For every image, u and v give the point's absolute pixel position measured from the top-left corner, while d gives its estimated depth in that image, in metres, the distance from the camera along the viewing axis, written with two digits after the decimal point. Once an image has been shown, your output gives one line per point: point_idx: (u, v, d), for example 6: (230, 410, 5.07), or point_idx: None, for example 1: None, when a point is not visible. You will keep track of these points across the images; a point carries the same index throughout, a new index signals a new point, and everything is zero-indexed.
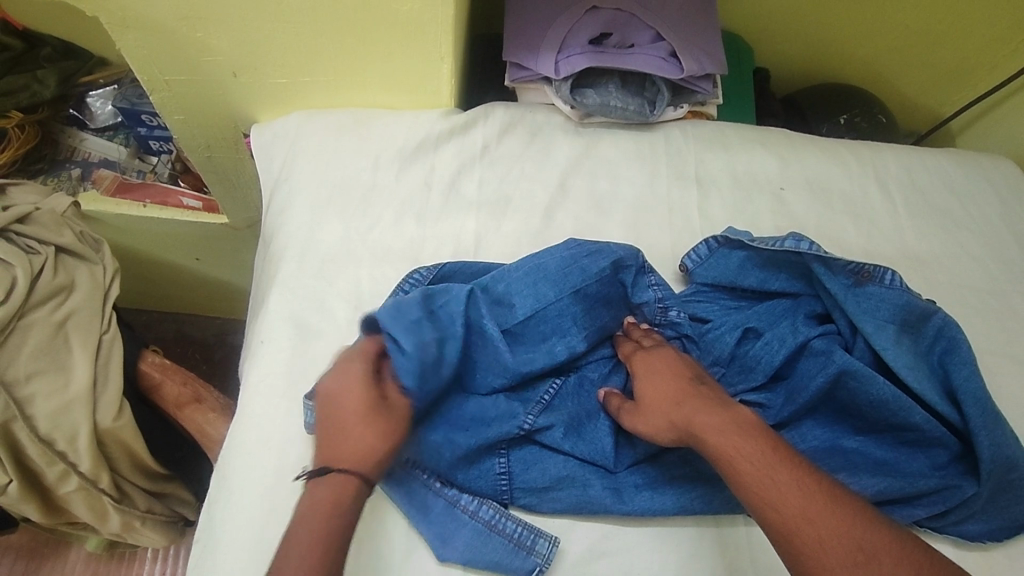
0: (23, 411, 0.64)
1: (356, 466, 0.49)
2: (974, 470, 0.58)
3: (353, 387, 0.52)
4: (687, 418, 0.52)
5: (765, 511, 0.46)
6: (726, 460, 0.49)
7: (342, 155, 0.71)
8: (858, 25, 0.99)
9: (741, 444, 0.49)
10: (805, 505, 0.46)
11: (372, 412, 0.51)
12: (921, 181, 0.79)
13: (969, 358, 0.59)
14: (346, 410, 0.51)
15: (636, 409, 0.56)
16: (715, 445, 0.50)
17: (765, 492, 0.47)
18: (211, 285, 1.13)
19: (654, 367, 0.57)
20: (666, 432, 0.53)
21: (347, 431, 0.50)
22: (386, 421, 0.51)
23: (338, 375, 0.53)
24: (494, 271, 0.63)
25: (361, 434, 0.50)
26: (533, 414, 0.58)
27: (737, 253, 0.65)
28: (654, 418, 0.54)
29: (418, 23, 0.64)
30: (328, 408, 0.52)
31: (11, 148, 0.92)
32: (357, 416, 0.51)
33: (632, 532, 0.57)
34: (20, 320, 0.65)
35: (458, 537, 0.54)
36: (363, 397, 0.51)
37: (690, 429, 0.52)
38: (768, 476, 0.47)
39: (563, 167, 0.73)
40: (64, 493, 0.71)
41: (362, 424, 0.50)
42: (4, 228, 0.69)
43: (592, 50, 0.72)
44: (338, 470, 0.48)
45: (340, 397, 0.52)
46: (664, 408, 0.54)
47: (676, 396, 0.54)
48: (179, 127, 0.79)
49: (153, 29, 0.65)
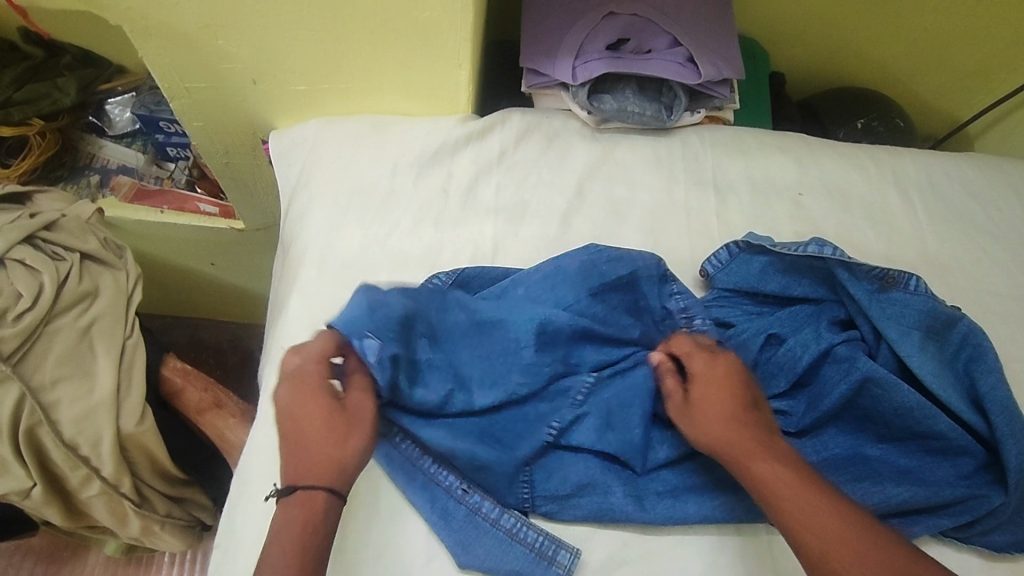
0: (50, 416, 0.65)
1: (323, 480, 0.49)
2: (1001, 479, 0.57)
3: (307, 392, 0.52)
4: (726, 439, 0.52)
5: (796, 538, 0.48)
6: (760, 485, 0.50)
7: (361, 161, 0.71)
8: (875, 29, 0.98)
9: (776, 474, 0.50)
10: (838, 536, 0.46)
11: (333, 415, 0.51)
12: (941, 185, 0.78)
13: (995, 366, 0.58)
14: (308, 419, 0.51)
15: (687, 416, 0.55)
16: (750, 470, 0.51)
17: (795, 522, 0.48)
18: (226, 291, 1.14)
19: (704, 371, 0.56)
20: (703, 445, 0.53)
21: (308, 439, 0.50)
22: (346, 421, 0.51)
23: (292, 379, 0.52)
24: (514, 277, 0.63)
25: (322, 447, 0.49)
26: (560, 417, 0.58)
27: (759, 259, 0.65)
28: (695, 428, 0.54)
29: (436, 30, 0.65)
30: (289, 418, 0.51)
31: (32, 156, 0.93)
32: (321, 424, 0.50)
33: (653, 540, 0.56)
34: (47, 325, 0.66)
35: (479, 544, 0.54)
36: (319, 406, 0.51)
37: (726, 450, 0.52)
38: (801, 508, 0.48)
39: (580, 172, 0.73)
40: (86, 498, 0.71)
41: (320, 430, 0.50)
42: (32, 235, 0.70)
43: (609, 55, 0.72)
44: (306, 486, 0.48)
45: (303, 403, 0.51)
46: (706, 421, 0.53)
47: (717, 414, 0.53)
48: (198, 133, 0.80)
49: (176, 37, 0.66)
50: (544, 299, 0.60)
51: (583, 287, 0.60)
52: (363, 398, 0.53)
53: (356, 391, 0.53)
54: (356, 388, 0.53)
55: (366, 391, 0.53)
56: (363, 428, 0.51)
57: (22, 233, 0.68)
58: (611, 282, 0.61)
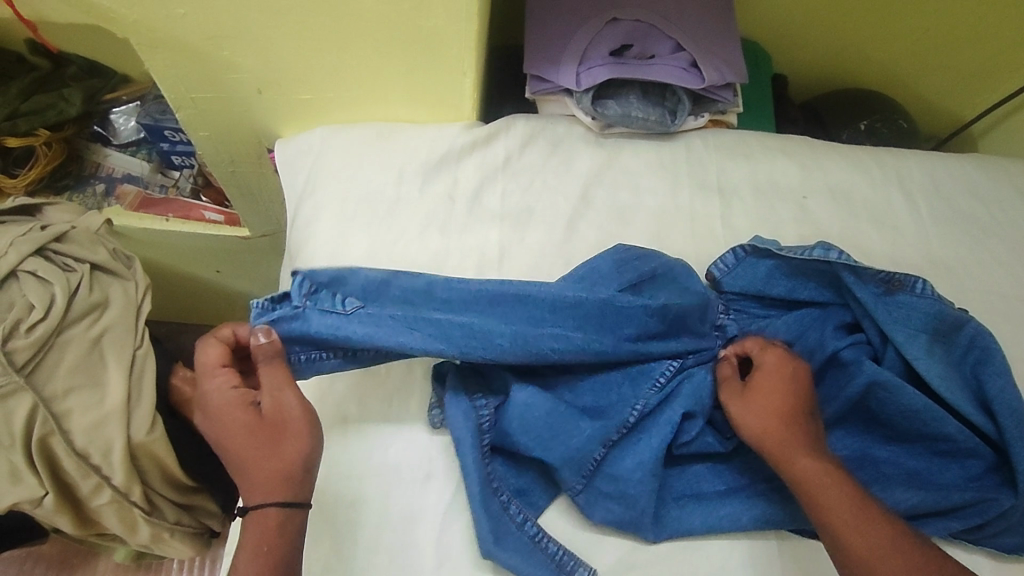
0: (61, 425, 0.66)
1: (269, 497, 0.50)
2: (1010, 481, 0.57)
3: (222, 412, 0.53)
4: (776, 435, 0.54)
5: (828, 533, 0.51)
6: (800, 480, 0.53)
7: (367, 169, 0.71)
8: (876, 31, 0.98)
9: (818, 473, 0.52)
10: (868, 535, 0.50)
11: (254, 428, 0.52)
12: (945, 186, 0.78)
13: (1004, 369, 0.57)
14: (235, 440, 0.52)
15: (740, 407, 0.57)
16: (793, 467, 0.53)
17: (830, 519, 0.51)
18: (231, 297, 1.15)
19: (769, 364, 0.58)
20: (752, 436, 0.55)
21: (243, 459, 0.52)
22: (271, 429, 0.52)
23: (207, 399, 0.54)
24: (580, 267, 0.64)
25: (256, 465, 0.51)
26: (642, 402, 0.58)
27: (765, 262, 0.64)
28: (748, 419, 0.56)
29: (441, 38, 0.65)
30: (220, 442, 0.53)
31: (39, 166, 0.93)
32: (245, 439, 0.52)
33: (662, 548, 0.57)
34: (58, 337, 0.67)
35: (510, 540, 0.54)
36: (241, 426, 0.52)
37: (773, 445, 0.54)
38: (836, 507, 0.51)
39: (585, 177, 0.74)
40: (96, 506, 0.72)
41: (245, 446, 0.52)
42: (42, 247, 0.70)
43: (613, 62, 0.72)
44: (254, 502, 0.51)
45: (224, 424, 0.52)
46: (761, 414, 0.56)
47: (771, 408, 0.56)
48: (204, 143, 0.81)
49: (182, 49, 0.66)
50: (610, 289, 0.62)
51: (621, 281, 0.62)
52: (281, 403, 0.53)
53: (272, 396, 0.53)
54: (271, 393, 0.53)
55: (287, 394, 0.53)
56: (291, 433, 0.52)
57: (34, 245, 0.69)
58: (647, 274, 0.62)
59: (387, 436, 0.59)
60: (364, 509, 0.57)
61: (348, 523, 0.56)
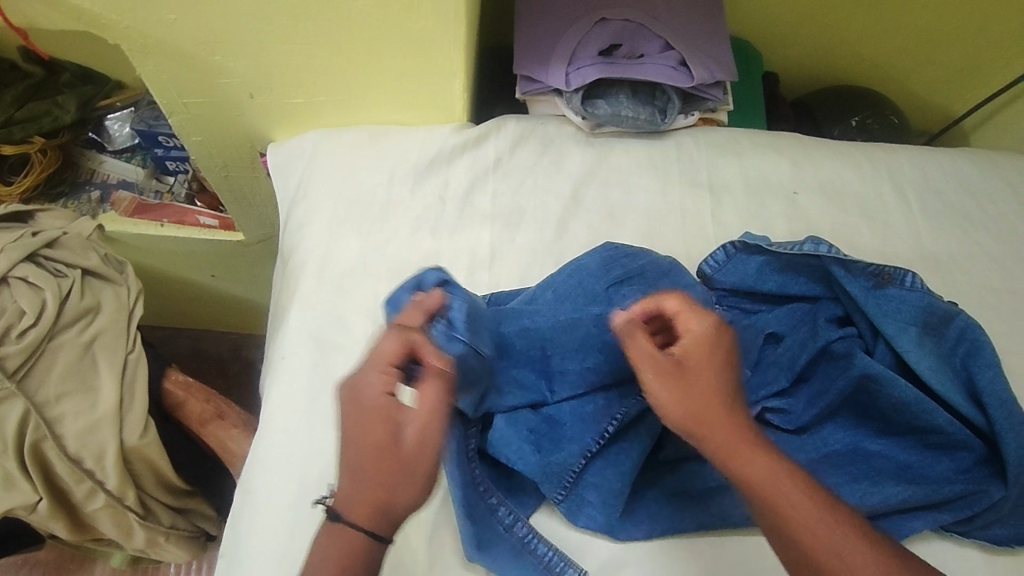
0: (54, 430, 0.66)
1: (367, 521, 0.44)
2: (1000, 473, 0.57)
3: (365, 410, 0.46)
4: (719, 428, 0.47)
5: (783, 538, 0.45)
6: (749, 480, 0.46)
7: (358, 171, 0.72)
8: (866, 28, 0.99)
9: (769, 471, 0.45)
10: (831, 540, 0.44)
11: (385, 451, 0.45)
12: (936, 181, 0.78)
13: (993, 361, 0.58)
14: (363, 447, 0.45)
15: (672, 394, 0.48)
16: (740, 461, 0.46)
17: (786, 523, 0.44)
18: (227, 301, 1.15)
19: (694, 335, 0.50)
20: (689, 429, 0.47)
21: (360, 471, 0.45)
22: (397, 462, 0.45)
23: (358, 387, 0.47)
24: (567, 269, 0.63)
25: (371, 488, 0.45)
26: (625, 411, 0.57)
27: (755, 259, 0.64)
28: (681, 409, 0.47)
29: (430, 40, 0.65)
30: (347, 437, 0.46)
31: (34, 172, 0.94)
32: (369, 456, 0.45)
33: (654, 546, 0.57)
34: (49, 342, 0.67)
35: (496, 543, 0.54)
36: (377, 437, 0.45)
37: (716, 439, 0.47)
38: (792, 508, 0.44)
39: (575, 177, 0.74)
40: (91, 511, 0.72)
41: (365, 462, 0.45)
42: (33, 253, 0.70)
43: (602, 61, 0.73)
44: (349, 519, 0.45)
45: (359, 423, 0.46)
46: (696, 402, 0.47)
47: (707, 396, 0.47)
48: (197, 148, 0.81)
49: (173, 54, 0.67)
50: (595, 292, 0.61)
51: (609, 280, 0.62)
52: (423, 437, 0.45)
53: (421, 425, 0.46)
54: (424, 423, 0.46)
55: (434, 429, 0.46)
56: (419, 471, 0.45)
57: (25, 251, 0.69)
58: (636, 273, 0.62)
59: None
60: None
61: None
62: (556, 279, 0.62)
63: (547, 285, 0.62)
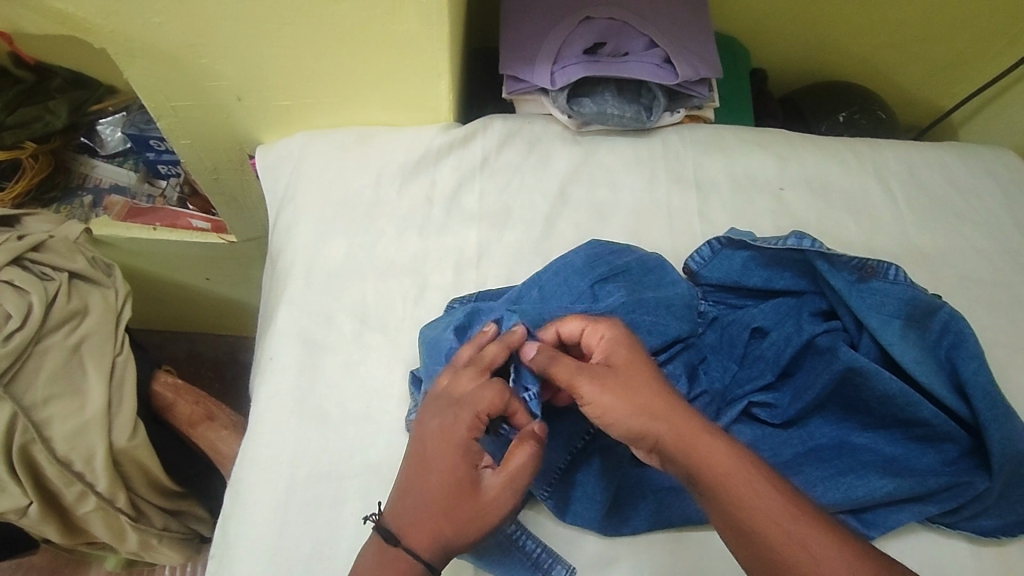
0: (42, 433, 0.66)
1: (424, 550, 0.49)
2: (985, 464, 0.57)
3: (452, 452, 0.50)
4: (668, 422, 0.49)
5: (753, 533, 0.45)
6: (708, 475, 0.46)
7: (345, 173, 0.72)
8: (854, 24, 0.99)
9: (724, 460, 0.47)
10: (799, 531, 0.44)
11: (462, 496, 0.49)
12: (922, 175, 0.79)
13: (977, 353, 0.58)
14: (439, 484, 0.49)
15: (611, 400, 0.50)
16: (697, 453, 0.47)
17: (750, 517, 0.45)
18: (221, 304, 1.16)
19: (611, 344, 0.53)
20: (640, 427, 0.49)
21: (430, 505, 0.49)
22: (470, 508, 0.49)
23: (450, 429, 0.50)
24: (551, 266, 0.63)
25: (439, 523, 0.49)
26: None
27: (740, 254, 0.64)
28: (624, 407, 0.49)
29: (414, 41, 0.65)
30: (423, 470, 0.50)
31: (25, 178, 0.94)
32: (447, 497, 0.49)
33: (640, 542, 0.57)
34: (36, 345, 0.67)
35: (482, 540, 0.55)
36: (455, 478, 0.49)
37: (667, 434, 0.48)
38: (753, 499, 0.45)
39: (562, 175, 0.74)
40: (83, 514, 0.73)
41: (440, 501, 0.49)
42: (19, 257, 0.71)
43: (586, 60, 0.73)
44: (407, 544, 0.49)
45: (441, 460, 0.50)
46: (639, 399, 0.50)
47: (645, 392, 0.50)
48: (186, 151, 0.81)
49: (159, 58, 0.67)
50: (581, 292, 0.61)
51: (593, 277, 0.62)
52: (500, 492, 0.50)
53: (502, 480, 0.50)
54: (505, 479, 0.50)
55: (511, 487, 0.50)
56: (484, 519, 0.50)
57: (11, 255, 0.70)
58: (620, 270, 0.63)
59: (368, 436, 0.60)
60: (343, 510, 0.57)
61: (328, 524, 0.57)
62: (540, 276, 0.62)
63: (531, 283, 0.62)
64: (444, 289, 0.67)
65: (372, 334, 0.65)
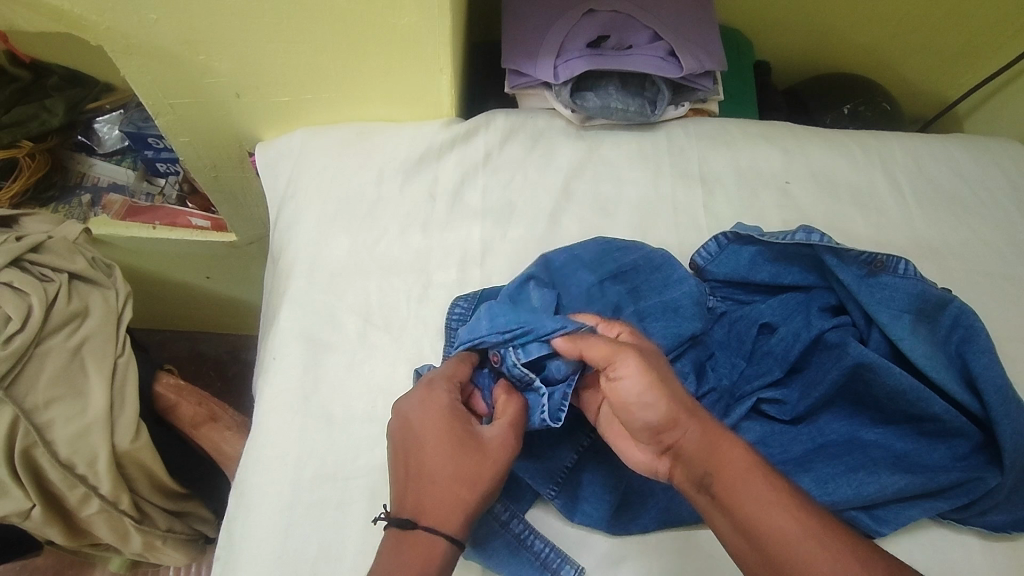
0: (44, 437, 0.66)
1: (444, 524, 0.48)
2: (996, 459, 0.56)
3: (442, 423, 0.51)
4: (698, 421, 0.48)
5: (760, 532, 0.44)
6: (729, 476, 0.46)
7: (346, 169, 0.71)
8: (859, 14, 0.98)
9: (745, 461, 0.47)
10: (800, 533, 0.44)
11: (468, 460, 0.50)
12: (929, 168, 0.78)
13: (987, 347, 0.57)
14: (438, 456, 0.50)
15: (647, 381, 0.48)
16: (721, 452, 0.47)
17: (756, 515, 0.45)
18: (222, 303, 1.15)
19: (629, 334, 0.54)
20: (673, 416, 0.48)
21: (437, 478, 0.49)
22: (479, 464, 0.50)
23: (433, 400, 0.52)
24: (558, 257, 0.62)
25: (451, 494, 0.49)
26: None
27: (748, 249, 0.64)
28: (663, 391, 0.48)
29: (416, 36, 0.64)
30: (418, 449, 0.51)
31: (23, 177, 0.92)
32: (449, 466, 0.50)
33: (650, 541, 0.57)
34: (36, 347, 0.67)
35: (490, 543, 0.54)
36: (455, 446, 0.50)
37: (696, 433, 0.48)
38: (767, 500, 0.45)
39: (566, 171, 0.73)
40: (87, 516, 0.73)
41: (451, 467, 0.49)
42: (19, 258, 0.70)
43: (590, 53, 0.72)
44: (425, 525, 0.48)
45: (440, 431, 0.51)
46: (670, 387, 0.49)
47: (675, 386, 0.50)
48: (185, 148, 0.80)
49: (157, 55, 0.66)
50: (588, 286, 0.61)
51: (599, 270, 0.62)
52: (499, 443, 0.51)
53: (499, 434, 0.52)
54: (499, 431, 0.52)
55: (509, 434, 0.52)
56: (491, 474, 0.50)
57: (10, 256, 0.69)
58: (627, 267, 0.63)
59: (375, 437, 0.60)
60: (350, 511, 0.57)
61: (334, 526, 0.56)
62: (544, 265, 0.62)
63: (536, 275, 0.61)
64: (448, 287, 0.67)
65: (375, 332, 0.64)
